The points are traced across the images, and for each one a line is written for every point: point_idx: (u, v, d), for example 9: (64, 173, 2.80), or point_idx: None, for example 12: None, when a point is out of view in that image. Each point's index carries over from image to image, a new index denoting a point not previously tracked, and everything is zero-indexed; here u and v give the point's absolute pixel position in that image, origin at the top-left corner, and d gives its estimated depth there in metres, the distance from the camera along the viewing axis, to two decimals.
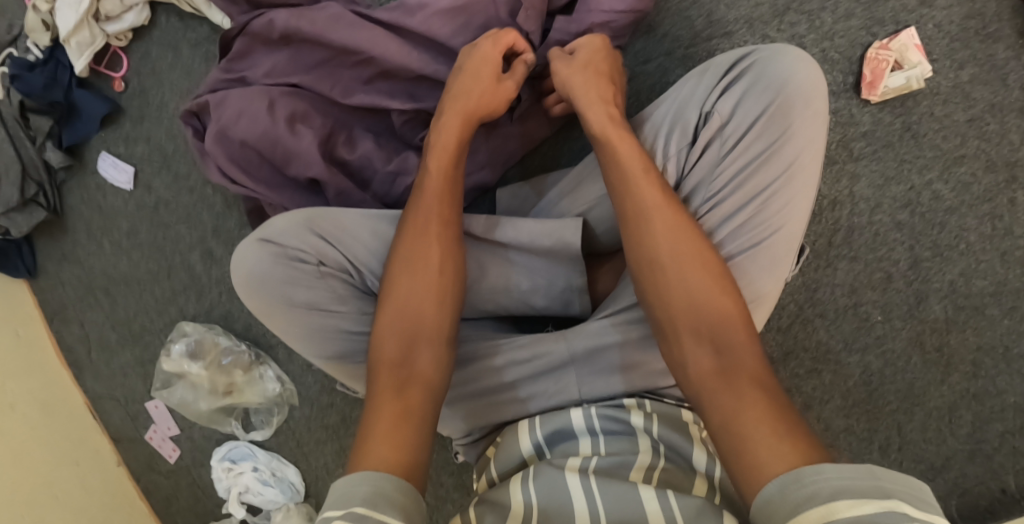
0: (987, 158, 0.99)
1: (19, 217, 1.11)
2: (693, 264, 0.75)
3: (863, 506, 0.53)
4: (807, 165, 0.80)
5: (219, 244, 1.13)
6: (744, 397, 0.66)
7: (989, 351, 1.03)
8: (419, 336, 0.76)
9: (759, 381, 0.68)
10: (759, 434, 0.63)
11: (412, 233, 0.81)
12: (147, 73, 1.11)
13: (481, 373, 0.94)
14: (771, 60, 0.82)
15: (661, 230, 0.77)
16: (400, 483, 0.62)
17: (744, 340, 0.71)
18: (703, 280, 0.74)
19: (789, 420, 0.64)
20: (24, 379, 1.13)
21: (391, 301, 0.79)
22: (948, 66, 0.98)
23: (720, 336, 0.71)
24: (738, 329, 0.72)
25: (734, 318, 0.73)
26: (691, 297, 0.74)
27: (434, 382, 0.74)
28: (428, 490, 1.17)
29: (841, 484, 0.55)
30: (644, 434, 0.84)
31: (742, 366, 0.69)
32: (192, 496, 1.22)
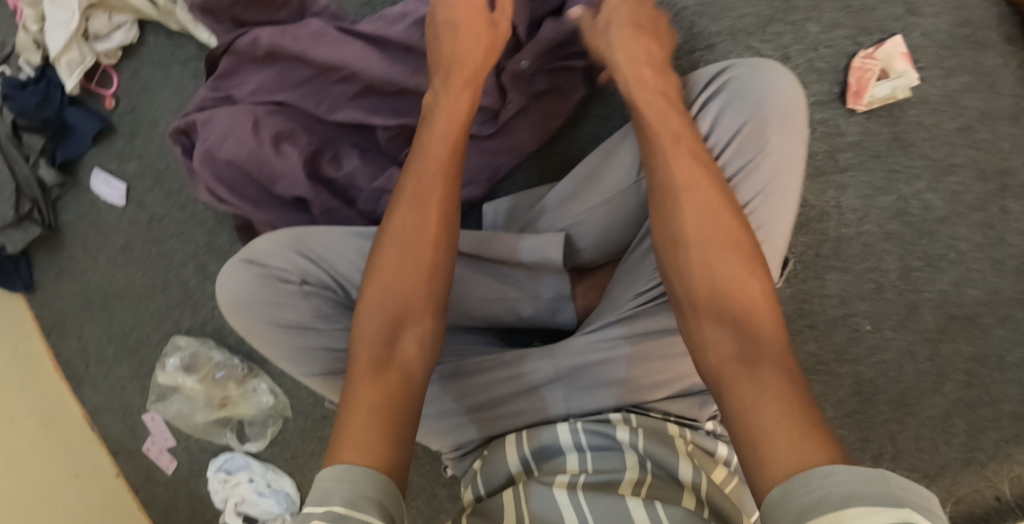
0: (978, 166, 0.99)
1: (15, 234, 1.13)
2: (721, 249, 0.74)
3: (874, 515, 0.51)
4: (787, 180, 0.81)
5: (212, 259, 1.14)
6: (767, 383, 0.64)
7: (983, 360, 1.03)
8: (404, 317, 0.74)
9: (785, 369, 0.65)
10: (773, 423, 0.61)
11: (406, 209, 0.79)
12: (137, 90, 1.12)
13: (466, 389, 0.95)
14: (750, 76, 0.83)
15: (690, 214, 0.76)
16: (378, 475, 0.59)
17: (771, 327, 0.69)
18: (733, 264, 0.73)
19: (808, 411, 0.61)
20: (23, 392, 1.15)
21: (375, 278, 0.76)
22: (936, 74, 0.97)
23: (744, 321, 0.70)
24: (763, 316, 0.70)
25: (758, 305, 0.71)
26: (717, 282, 0.73)
27: (418, 368, 0.71)
28: (421, 501, 1.18)
29: (851, 489, 0.53)
30: (630, 449, 0.85)
31: (766, 352, 0.67)
32: (191, 507, 1.23)
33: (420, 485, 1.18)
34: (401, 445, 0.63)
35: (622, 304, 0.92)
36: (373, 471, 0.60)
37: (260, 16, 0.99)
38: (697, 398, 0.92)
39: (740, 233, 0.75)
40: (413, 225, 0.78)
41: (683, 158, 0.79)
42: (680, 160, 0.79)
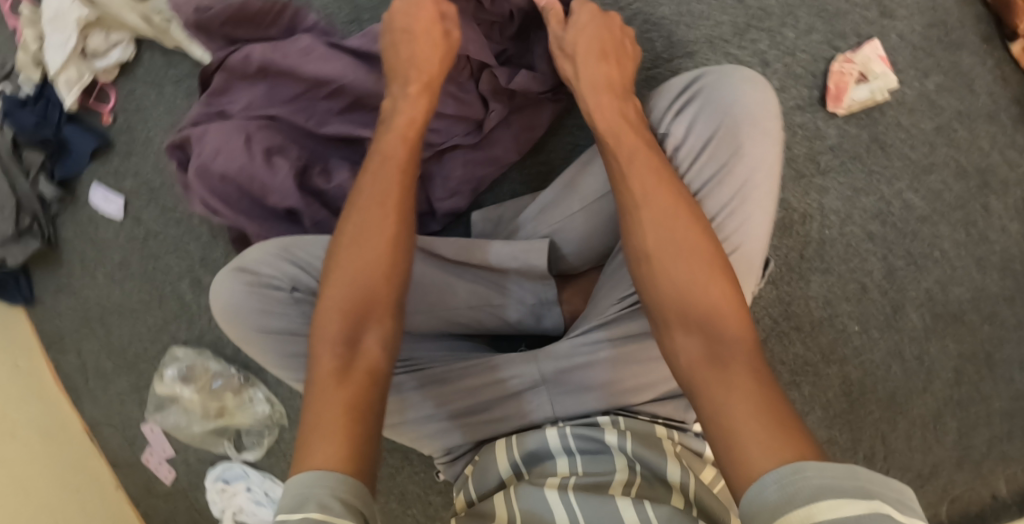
0: (958, 165, 1.00)
1: (14, 247, 1.15)
2: (685, 252, 0.76)
3: (843, 507, 0.55)
4: (762, 181, 0.82)
5: (207, 272, 1.16)
6: (736, 387, 0.67)
7: (971, 358, 1.04)
8: (367, 315, 0.75)
9: (752, 369, 0.68)
10: (749, 425, 0.64)
11: (369, 211, 0.79)
12: (133, 109, 1.14)
13: (449, 395, 0.95)
14: (719, 82, 0.85)
15: (656, 224, 0.78)
16: (349, 477, 0.63)
17: (737, 326, 0.71)
18: (693, 269, 0.75)
19: (779, 411, 0.64)
20: (24, 408, 1.16)
21: (334, 279, 0.76)
22: (912, 76, 0.99)
23: (711, 324, 0.72)
24: (729, 317, 0.72)
25: (725, 307, 0.73)
26: (685, 290, 0.74)
27: (381, 365, 0.73)
28: (417, 508, 1.18)
29: (823, 483, 0.57)
30: (619, 452, 0.86)
31: (734, 353, 0.69)
32: (190, 519, 1.24)
33: (415, 493, 1.17)
34: (367, 449, 0.65)
35: (604, 309, 0.93)
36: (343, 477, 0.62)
37: (251, 34, 1.02)
38: (682, 399, 0.93)
39: (707, 238, 0.76)
40: (365, 227, 0.79)
41: (642, 168, 0.80)
42: (641, 171, 0.80)
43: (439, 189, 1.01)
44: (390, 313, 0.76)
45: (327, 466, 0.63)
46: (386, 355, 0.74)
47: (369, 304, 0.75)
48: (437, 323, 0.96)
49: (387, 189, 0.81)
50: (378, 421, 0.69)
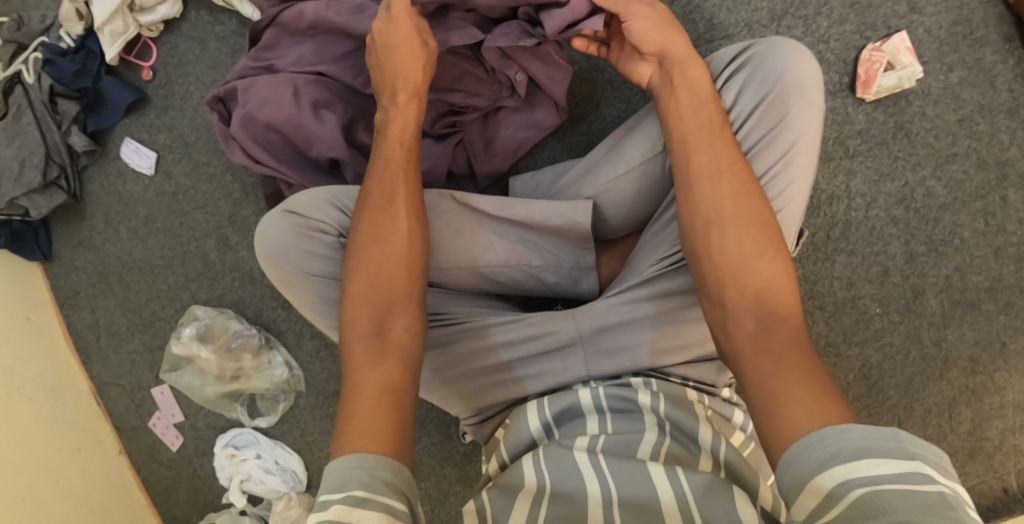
0: (978, 156, 1.04)
1: (39, 198, 1.14)
2: (744, 228, 0.75)
3: (885, 467, 0.55)
4: (806, 150, 0.83)
5: (235, 231, 1.16)
6: (782, 361, 0.67)
7: (987, 347, 1.05)
8: (392, 308, 0.77)
9: (801, 346, 0.68)
10: (795, 393, 0.64)
11: (387, 212, 0.82)
12: (175, 64, 1.16)
13: (479, 352, 0.93)
14: (769, 51, 0.85)
15: (715, 200, 0.76)
16: (386, 457, 0.64)
17: (789, 309, 0.71)
18: (748, 250, 0.74)
19: (824, 386, 0.64)
20: (33, 364, 1.14)
21: (357, 279, 0.79)
22: (938, 68, 1.04)
23: (764, 301, 0.71)
24: (783, 297, 0.71)
25: (778, 289, 0.72)
26: (740, 264, 0.73)
27: (408, 358, 0.74)
28: (429, 481, 1.15)
29: (865, 444, 0.57)
30: (650, 412, 0.83)
31: (788, 330, 0.69)
32: (192, 487, 1.23)
33: (429, 465, 1.15)
34: (405, 429, 0.68)
35: (642, 269, 0.91)
36: (382, 458, 0.64)
37: None
38: (714, 363, 0.91)
39: (763, 215, 0.76)
40: (380, 230, 0.81)
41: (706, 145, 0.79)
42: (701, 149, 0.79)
43: (480, 151, 1.06)
44: (410, 305, 0.78)
45: (362, 448, 0.64)
46: (415, 342, 0.76)
47: (381, 300, 0.77)
48: (474, 281, 0.97)
49: (393, 186, 0.84)
50: (413, 404, 0.71)
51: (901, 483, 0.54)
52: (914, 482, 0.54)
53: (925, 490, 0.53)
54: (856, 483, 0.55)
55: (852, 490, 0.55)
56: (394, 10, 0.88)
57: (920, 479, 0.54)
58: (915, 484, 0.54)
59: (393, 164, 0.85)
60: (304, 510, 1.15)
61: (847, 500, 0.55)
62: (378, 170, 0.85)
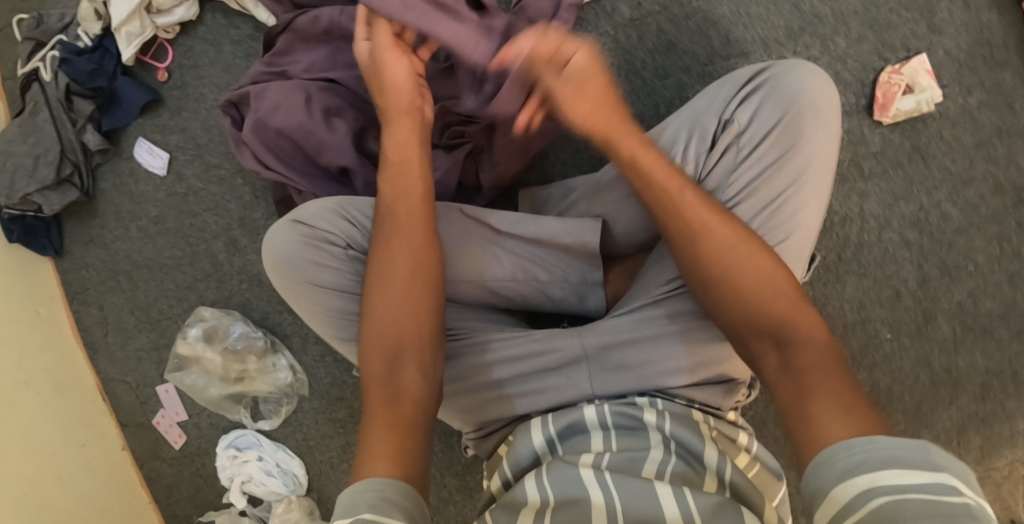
0: (995, 181, 1.02)
1: (52, 195, 1.15)
2: (758, 269, 0.73)
3: (910, 476, 0.53)
4: (820, 173, 0.82)
5: (244, 233, 1.17)
6: (811, 390, 0.65)
7: (998, 375, 1.03)
8: (406, 343, 0.76)
9: (824, 371, 0.66)
10: (819, 411, 0.63)
11: (387, 252, 0.81)
12: (189, 66, 1.16)
13: (479, 368, 0.92)
14: (786, 74, 0.84)
15: (723, 245, 0.75)
16: (397, 479, 0.62)
17: (811, 334, 0.69)
18: (758, 290, 0.72)
19: (847, 402, 0.63)
20: (40, 357, 1.15)
21: (375, 319, 0.78)
22: (958, 91, 1.02)
23: (781, 329, 0.70)
24: (800, 320, 0.70)
25: (794, 312, 0.71)
26: (758, 305, 0.72)
27: (428, 388, 0.74)
28: (429, 490, 1.15)
29: (890, 454, 0.55)
30: (655, 431, 0.82)
31: (811, 357, 0.68)
32: (193, 485, 1.24)
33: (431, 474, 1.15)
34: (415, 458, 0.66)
35: (652, 289, 0.91)
36: (397, 479, 0.62)
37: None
38: (721, 386, 0.89)
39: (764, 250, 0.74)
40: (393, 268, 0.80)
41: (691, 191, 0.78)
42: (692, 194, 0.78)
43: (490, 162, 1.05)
44: (429, 337, 0.78)
45: (387, 471, 0.63)
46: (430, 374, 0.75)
47: (388, 334, 0.77)
48: (481, 295, 0.96)
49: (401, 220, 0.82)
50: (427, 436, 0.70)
51: (927, 493, 0.52)
52: (940, 494, 0.52)
53: (950, 502, 0.51)
54: (879, 493, 0.53)
55: (873, 498, 0.53)
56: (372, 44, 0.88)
57: (945, 491, 0.52)
58: (942, 495, 0.52)
59: (399, 197, 0.84)
60: (303, 515, 1.16)
61: (868, 507, 0.53)
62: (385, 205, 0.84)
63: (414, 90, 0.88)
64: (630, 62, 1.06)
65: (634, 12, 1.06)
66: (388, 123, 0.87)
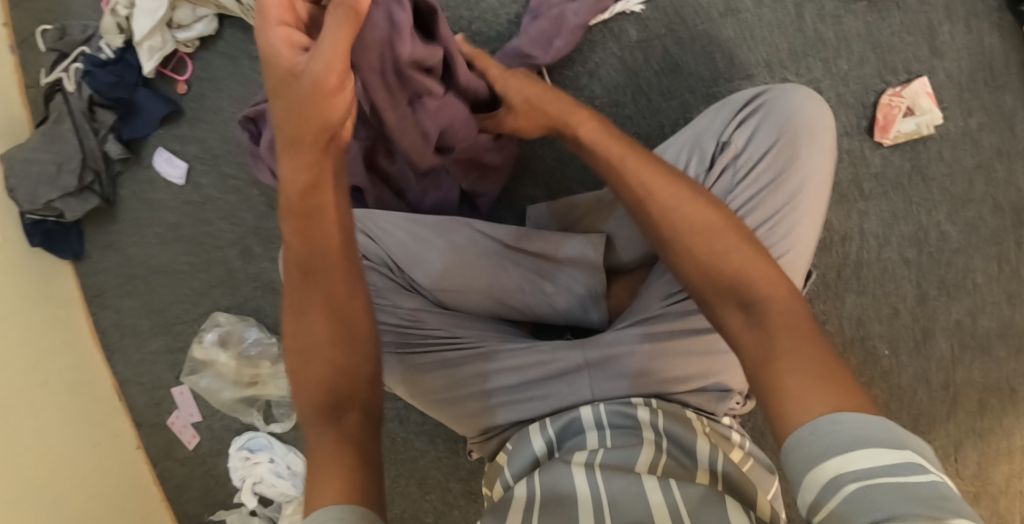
0: (994, 203, 1.04)
1: (73, 202, 1.19)
2: (719, 231, 0.74)
3: (880, 458, 0.56)
4: (815, 194, 0.85)
5: (259, 242, 1.21)
6: (781, 349, 0.66)
7: (995, 392, 1.05)
8: (339, 372, 0.70)
9: (791, 329, 0.67)
10: (790, 382, 0.64)
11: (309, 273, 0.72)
12: (208, 79, 1.20)
13: (480, 373, 0.94)
14: (783, 97, 0.87)
15: (684, 208, 0.76)
16: (353, 507, 0.60)
17: (771, 285, 0.70)
18: (719, 244, 0.73)
19: (817, 366, 0.64)
20: (59, 358, 1.19)
21: (300, 343, 0.71)
22: (959, 114, 1.04)
23: (748, 291, 0.70)
24: (763, 280, 0.70)
25: (758, 271, 0.71)
26: (723, 262, 0.72)
27: (368, 404, 0.70)
28: (435, 495, 1.18)
29: (860, 436, 0.58)
30: (649, 428, 0.84)
31: (778, 318, 0.68)
32: (205, 485, 1.27)
33: (436, 479, 1.18)
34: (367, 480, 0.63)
35: (652, 303, 0.93)
36: (353, 507, 0.60)
37: None
38: (715, 392, 0.92)
39: (720, 213, 0.75)
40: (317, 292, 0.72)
41: (642, 165, 0.79)
42: (649, 178, 0.78)
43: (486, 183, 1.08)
44: (358, 347, 0.72)
45: (336, 498, 0.61)
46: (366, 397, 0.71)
47: (318, 345, 0.70)
48: (488, 304, 0.97)
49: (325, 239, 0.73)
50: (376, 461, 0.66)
51: (895, 475, 0.55)
52: (907, 474, 0.55)
53: (917, 481, 0.55)
54: (850, 477, 0.56)
55: (845, 484, 0.56)
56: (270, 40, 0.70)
57: (912, 469, 0.56)
58: (909, 475, 0.55)
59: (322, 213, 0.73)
60: None
61: (843, 493, 0.56)
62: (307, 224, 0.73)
63: (337, 124, 0.72)
64: (637, 83, 1.09)
65: (641, 34, 1.08)
66: (292, 151, 0.72)
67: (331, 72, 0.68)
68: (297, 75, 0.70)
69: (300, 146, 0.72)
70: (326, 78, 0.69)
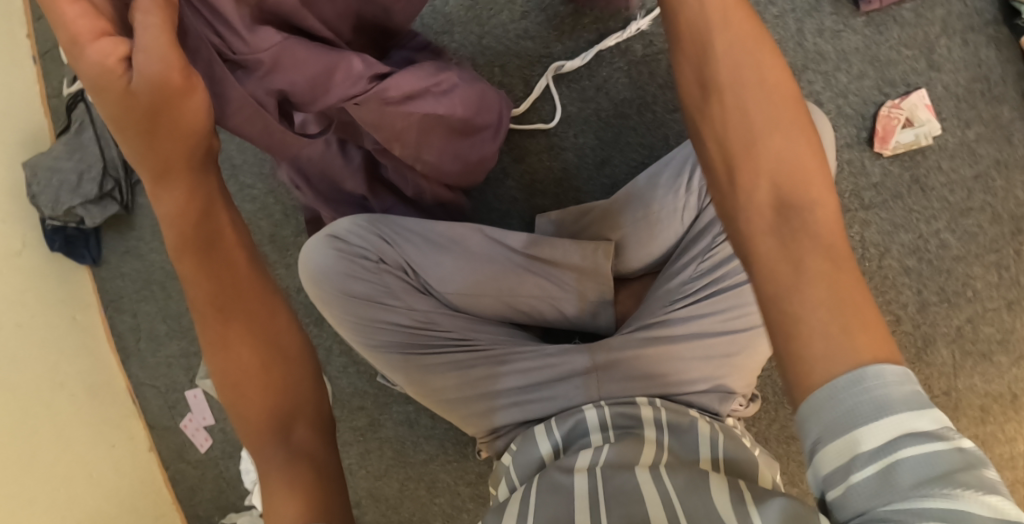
0: (993, 211, 1.06)
1: (94, 209, 1.23)
2: (788, 112, 0.54)
3: (896, 430, 0.48)
4: None
5: (273, 249, 1.24)
6: (817, 279, 0.50)
7: (997, 398, 1.06)
8: (284, 396, 0.61)
9: (830, 253, 0.51)
10: (818, 315, 0.50)
11: (222, 296, 0.60)
12: None
13: (490, 376, 0.96)
14: None
15: (758, 74, 0.55)
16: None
17: (823, 202, 0.53)
18: (777, 124, 0.54)
19: (856, 304, 0.50)
20: (76, 361, 1.22)
21: (225, 371, 0.60)
22: (956, 125, 1.06)
23: (793, 198, 0.53)
24: (814, 187, 0.53)
25: (810, 177, 0.53)
26: (773, 150, 0.53)
27: (318, 415, 0.64)
28: (444, 498, 1.20)
29: (879, 405, 0.48)
30: (653, 425, 0.87)
31: (818, 234, 0.52)
32: (216, 487, 1.29)
33: (445, 482, 1.20)
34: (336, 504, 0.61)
35: (656, 308, 0.95)
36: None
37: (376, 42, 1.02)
38: (717, 392, 0.94)
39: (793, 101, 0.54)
40: (231, 315, 0.60)
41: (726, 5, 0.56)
42: (724, 84, 0.55)
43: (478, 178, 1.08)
44: (288, 362, 0.62)
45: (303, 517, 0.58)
46: (317, 417, 0.64)
47: (248, 370, 0.60)
48: (501, 309, 1.00)
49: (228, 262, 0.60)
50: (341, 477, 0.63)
51: (914, 448, 0.48)
52: (928, 446, 0.48)
53: (940, 454, 0.48)
54: (864, 458, 0.49)
55: (856, 465, 0.49)
56: (92, 71, 0.55)
57: (934, 438, 0.48)
58: (930, 446, 0.48)
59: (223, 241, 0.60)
60: None
61: (855, 473, 0.49)
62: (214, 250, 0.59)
63: (208, 130, 0.59)
64: (643, 97, 1.12)
65: (646, 50, 1.11)
66: (161, 190, 0.57)
67: (171, 69, 0.56)
68: (129, 93, 0.55)
69: (165, 172, 0.57)
70: (170, 79, 0.56)
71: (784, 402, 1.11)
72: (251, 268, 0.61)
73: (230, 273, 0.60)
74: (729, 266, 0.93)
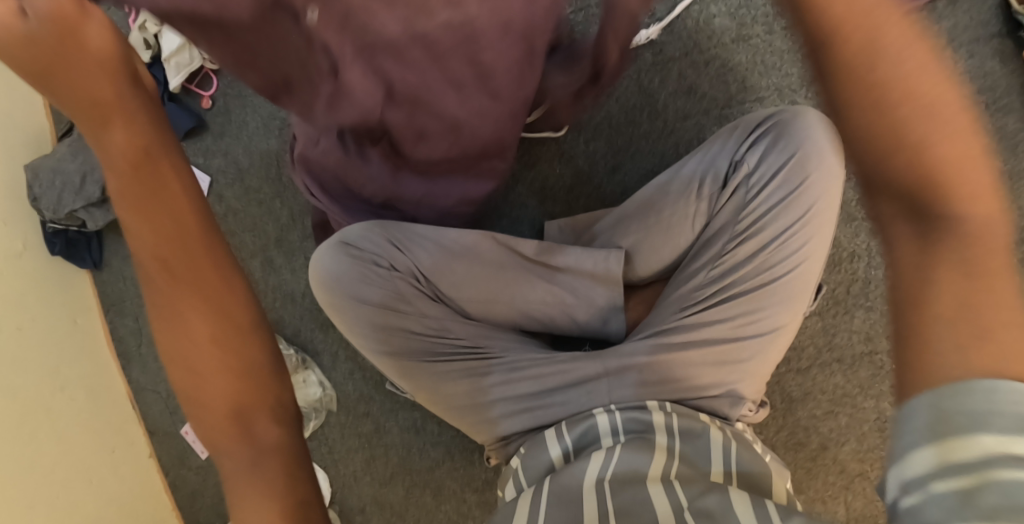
0: None
1: (96, 212, 1.21)
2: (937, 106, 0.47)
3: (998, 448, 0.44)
4: (824, 211, 0.90)
5: (280, 253, 1.23)
6: (952, 293, 0.48)
7: None
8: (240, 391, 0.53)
9: (971, 267, 0.48)
10: (945, 337, 0.47)
11: (179, 272, 0.51)
12: (232, 94, 1.22)
13: (500, 383, 0.96)
14: (794, 119, 0.92)
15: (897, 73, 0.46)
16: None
17: (975, 205, 0.49)
18: (917, 125, 0.47)
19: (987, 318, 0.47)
20: (77, 365, 1.21)
21: (173, 358, 0.52)
22: None
23: (940, 204, 0.48)
24: (962, 186, 0.48)
25: (966, 187, 0.48)
26: (921, 143, 0.47)
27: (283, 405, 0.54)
28: (450, 505, 1.19)
29: (979, 414, 0.45)
30: (664, 432, 0.87)
31: (980, 249, 0.49)
32: (217, 493, 1.28)
33: (451, 489, 1.19)
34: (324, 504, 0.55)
35: (668, 316, 0.95)
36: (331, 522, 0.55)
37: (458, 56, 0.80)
38: (728, 396, 0.94)
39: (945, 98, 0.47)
40: (190, 293, 0.51)
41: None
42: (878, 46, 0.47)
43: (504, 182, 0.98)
44: (246, 344, 0.53)
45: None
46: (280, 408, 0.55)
47: (197, 358, 0.52)
48: (514, 316, 1.00)
49: (180, 230, 0.51)
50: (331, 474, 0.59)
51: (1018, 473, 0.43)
52: None
53: None
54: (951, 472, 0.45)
55: (939, 476, 0.45)
56: None
57: None
58: None
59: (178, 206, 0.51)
60: None
61: (939, 484, 0.45)
62: (162, 218, 0.50)
63: (124, 51, 0.49)
64: (653, 104, 1.12)
65: (656, 57, 1.12)
66: (103, 132, 0.49)
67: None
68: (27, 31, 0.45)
69: (93, 118, 0.49)
70: (60, 6, 0.46)
71: (792, 409, 1.12)
72: (203, 233, 0.52)
73: (176, 223, 0.50)
74: (740, 273, 0.93)
